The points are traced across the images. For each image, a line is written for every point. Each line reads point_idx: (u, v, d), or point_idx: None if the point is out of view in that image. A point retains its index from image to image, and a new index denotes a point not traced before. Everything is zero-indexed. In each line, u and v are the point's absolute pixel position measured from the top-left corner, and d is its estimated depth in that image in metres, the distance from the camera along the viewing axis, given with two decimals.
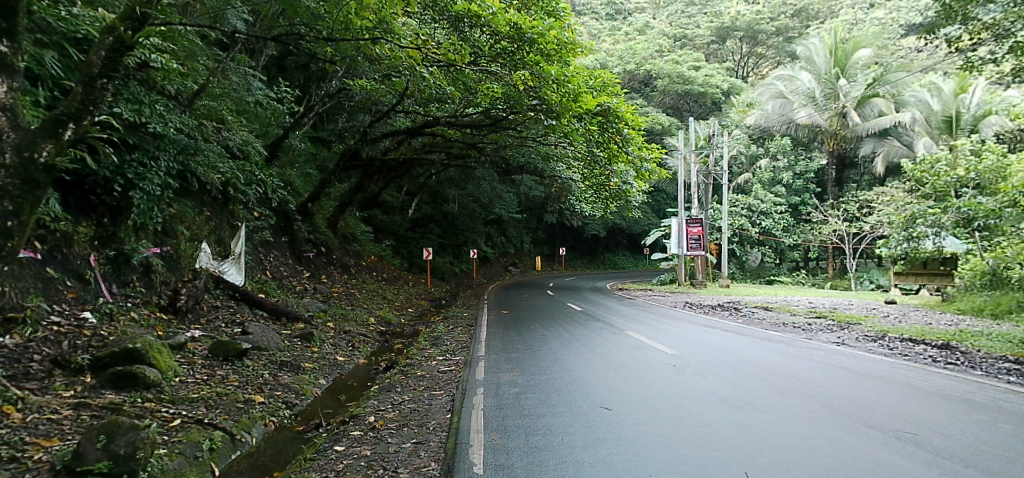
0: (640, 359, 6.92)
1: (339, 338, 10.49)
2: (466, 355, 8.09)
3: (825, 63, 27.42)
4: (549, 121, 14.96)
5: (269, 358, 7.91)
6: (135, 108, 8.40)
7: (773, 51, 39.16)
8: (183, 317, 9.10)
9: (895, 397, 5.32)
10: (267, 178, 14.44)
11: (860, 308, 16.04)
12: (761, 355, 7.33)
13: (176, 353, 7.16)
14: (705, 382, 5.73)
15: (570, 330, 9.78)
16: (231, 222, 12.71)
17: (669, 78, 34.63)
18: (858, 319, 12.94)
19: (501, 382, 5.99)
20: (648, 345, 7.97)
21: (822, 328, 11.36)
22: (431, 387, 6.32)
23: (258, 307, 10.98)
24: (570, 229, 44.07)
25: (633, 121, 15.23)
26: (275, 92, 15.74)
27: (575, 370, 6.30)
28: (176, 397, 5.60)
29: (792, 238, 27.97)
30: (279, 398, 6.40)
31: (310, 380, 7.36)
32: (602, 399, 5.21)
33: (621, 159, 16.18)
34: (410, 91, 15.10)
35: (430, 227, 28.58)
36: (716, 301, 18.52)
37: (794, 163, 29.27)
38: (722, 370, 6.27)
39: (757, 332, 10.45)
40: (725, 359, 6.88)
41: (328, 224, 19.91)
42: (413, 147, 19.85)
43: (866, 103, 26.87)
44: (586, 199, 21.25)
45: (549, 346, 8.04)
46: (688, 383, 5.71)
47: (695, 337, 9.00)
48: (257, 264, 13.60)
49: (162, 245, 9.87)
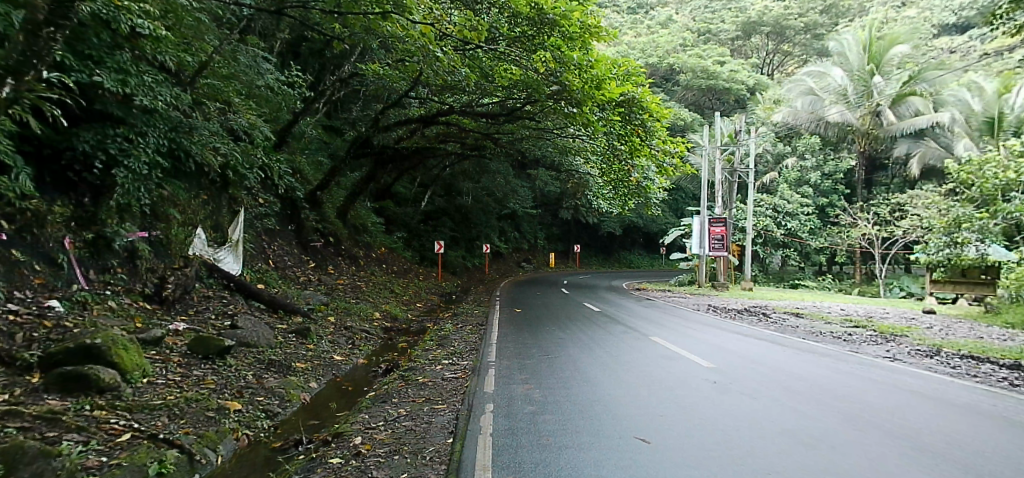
0: (676, 373, 6.06)
1: (338, 336, 9.67)
2: (475, 360, 7.26)
3: (859, 59, 26.15)
4: (569, 108, 14.01)
5: (256, 356, 7.18)
6: (119, 78, 7.59)
7: (799, 48, 37.80)
8: (168, 308, 8.41)
9: (994, 433, 4.49)
10: (272, 163, 13.72)
11: (898, 317, 15.01)
12: (813, 372, 6.49)
13: (151, 349, 6.43)
14: (758, 409, 4.87)
15: (590, 334, 8.93)
16: (231, 208, 12.01)
17: (692, 72, 33.51)
18: (902, 330, 11.96)
19: (514, 398, 5.14)
20: (680, 356, 7.12)
21: (865, 339, 10.38)
22: (434, 399, 5.48)
23: (254, 298, 10.18)
24: (585, 226, 43.11)
25: (658, 112, 14.15)
26: (286, 76, 15.02)
27: (600, 387, 5.47)
28: (137, 403, 4.84)
29: (818, 241, 26.77)
30: (259, 406, 5.63)
31: (300, 383, 6.56)
32: (638, 426, 4.40)
33: (643, 153, 15.22)
34: (423, 76, 14.27)
35: (443, 220, 27.77)
36: (742, 305, 17.54)
37: (822, 163, 28.13)
38: (774, 391, 5.41)
39: (795, 341, 9.57)
40: (773, 377, 6.04)
41: (338, 214, 19.20)
42: (427, 137, 18.99)
43: (902, 102, 25.73)
44: (604, 195, 20.27)
45: (568, 353, 7.24)
46: (739, 409, 4.85)
47: (729, 348, 8.11)
48: (258, 253, 12.86)
49: (150, 229, 9.13)
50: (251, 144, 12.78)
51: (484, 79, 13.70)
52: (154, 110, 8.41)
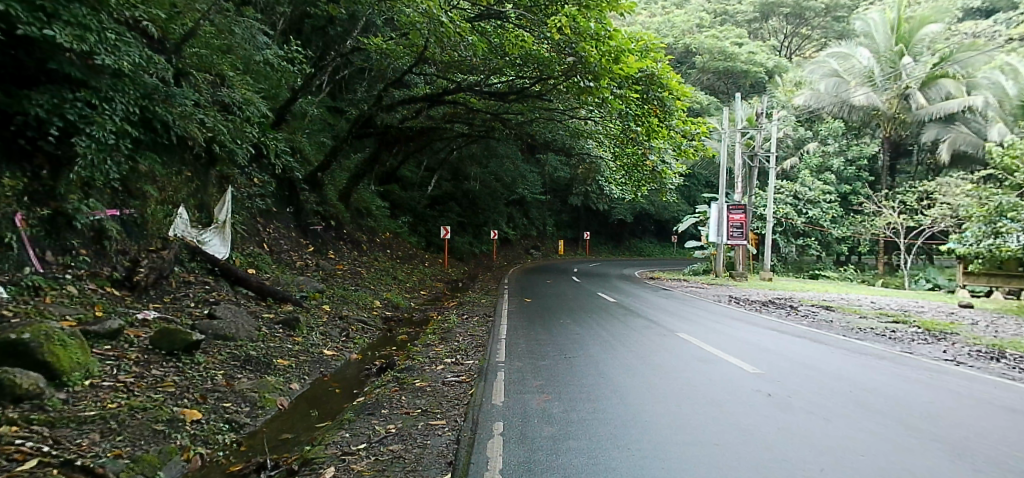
0: (721, 382, 5.15)
1: (331, 326, 8.77)
2: (481, 360, 6.36)
3: (886, 39, 24.87)
4: (585, 83, 12.31)
5: (230, 352, 6.27)
6: (77, 34, 6.55)
7: (819, 31, 36.28)
8: (141, 295, 7.58)
9: None
10: (269, 142, 12.80)
11: (937, 312, 13.94)
12: (877, 381, 5.60)
13: (108, 342, 5.54)
14: (839, 439, 3.95)
15: (608, 329, 8.04)
16: (219, 187, 11.10)
17: (709, 54, 32.13)
18: (948, 326, 10.93)
19: (529, 414, 4.25)
20: (718, 358, 6.20)
21: (913, 338, 9.33)
22: (430, 412, 4.56)
23: (241, 284, 9.24)
24: (595, 213, 42.03)
25: (678, 90, 12.86)
26: (286, 50, 14.05)
27: (633, 400, 4.58)
28: (65, 415, 4.05)
29: (840, 230, 25.60)
30: (223, 415, 4.75)
31: (277, 385, 5.67)
32: (690, 461, 3.53)
33: (661, 134, 14.04)
34: (429, 51, 13.30)
35: (450, 205, 26.79)
36: (766, 297, 16.48)
37: (845, 148, 26.92)
38: (848, 411, 4.50)
39: (837, 339, 8.60)
40: (834, 388, 5.14)
41: (340, 197, 18.27)
42: (433, 118, 17.95)
43: (932, 84, 24.12)
44: (616, 180, 19.21)
45: (588, 352, 6.36)
46: (816, 439, 3.93)
47: (768, 348, 7.18)
48: (251, 235, 11.97)
49: (122, 207, 8.24)
50: (244, 119, 11.80)
51: (494, 54, 12.66)
52: (122, 74, 7.46)
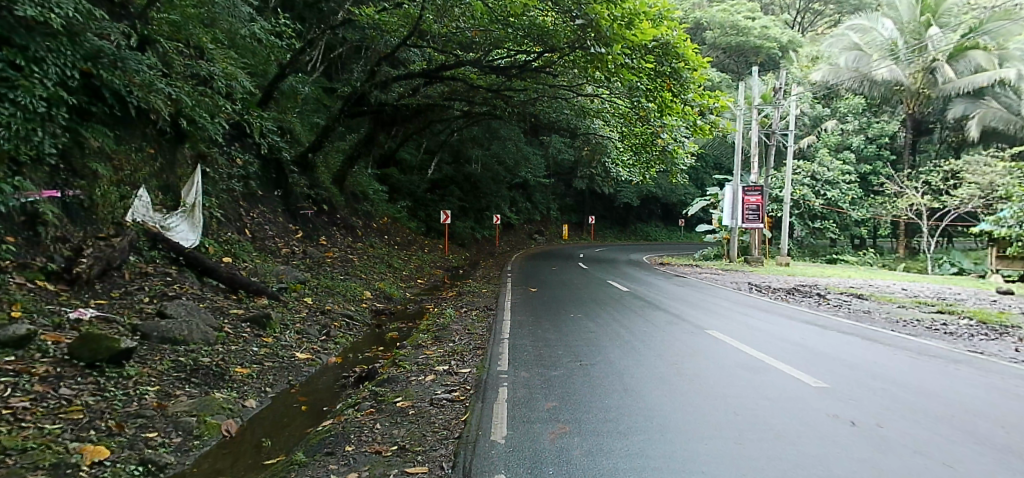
0: (786, 403, 4.08)
1: (310, 323, 7.69)
2: (479, 368, 5.26)
3: (910, 11, 23.41)
4: (594, 48, 10.81)
5: (176, 360, 5.15)
6: None
7: (833, 6, 34.63)
8: (84, 288, 6.47)
9: None
10: (252, 121, 11.61)
11: (978, 300, 12.75)
12: (974, 396, 4.49)
13: (14, 351, 4.43)
14: None
15: (628, 326, 6.95)
16: (188, 166, 9.92)
17: (721, 29, 30.64)
18: (1001, 317, 9.77)
19: (542, 461, 3.19)
20: (767, 366, 5.13)
21: (971, 332, 8.15)
22: (409, 450, 3.47)
23: (209, 275, 8.12)
24: (600, 197, 40.76)
25: (695, 60, 11.40)
26: (274, 24, 12.78)
27: (679, 433, 3.52)
28: None
29: (859, 211, 24.35)
30: (139, 454, 3.72)
31: (225, 404, 4.57)
32: None
33: (675, 110, 12.61)
34: (424, 22, 11.99)
35: (451, 189, 25.58)
36: (789, 284, 15.27)
37: (866, 126, 25.56)
38: (971, 450, 3.39)
39: (886, 334, 7.49)
40: (931, 411, 4.02)
41: (334, 180, 17.09)
42: (432, 97, 16.71)
43: (961, 57, 22.67)
44: (624, 161, 17.86)
45: (610, 359, 5.30)
46: None
47: (820, 350, 6.08)
48: (230, 221, 10.82)
49: (65, 188, 7.12)
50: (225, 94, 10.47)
51: (494, 24, 11.29)
52: (59, 31, 6.35)
